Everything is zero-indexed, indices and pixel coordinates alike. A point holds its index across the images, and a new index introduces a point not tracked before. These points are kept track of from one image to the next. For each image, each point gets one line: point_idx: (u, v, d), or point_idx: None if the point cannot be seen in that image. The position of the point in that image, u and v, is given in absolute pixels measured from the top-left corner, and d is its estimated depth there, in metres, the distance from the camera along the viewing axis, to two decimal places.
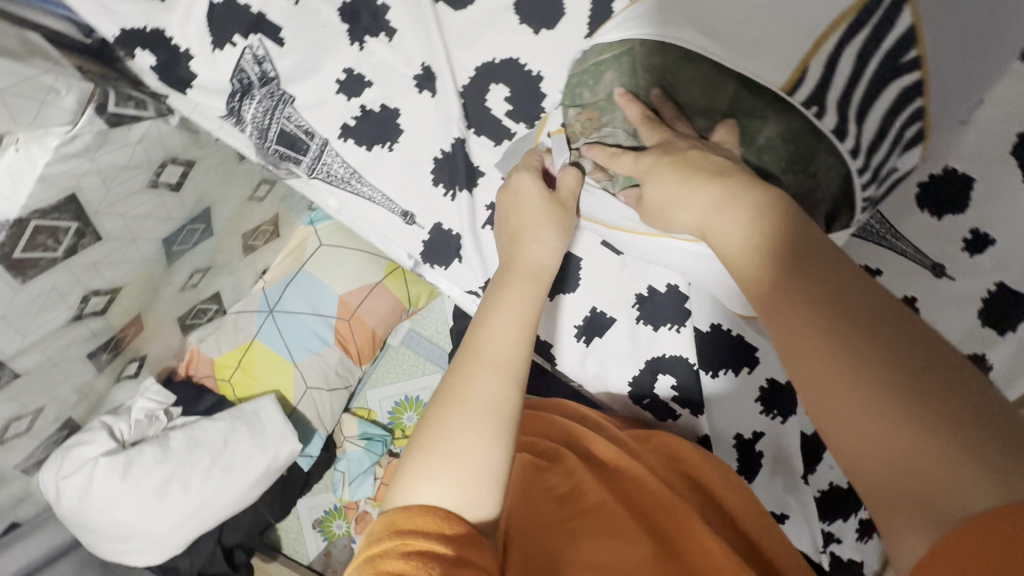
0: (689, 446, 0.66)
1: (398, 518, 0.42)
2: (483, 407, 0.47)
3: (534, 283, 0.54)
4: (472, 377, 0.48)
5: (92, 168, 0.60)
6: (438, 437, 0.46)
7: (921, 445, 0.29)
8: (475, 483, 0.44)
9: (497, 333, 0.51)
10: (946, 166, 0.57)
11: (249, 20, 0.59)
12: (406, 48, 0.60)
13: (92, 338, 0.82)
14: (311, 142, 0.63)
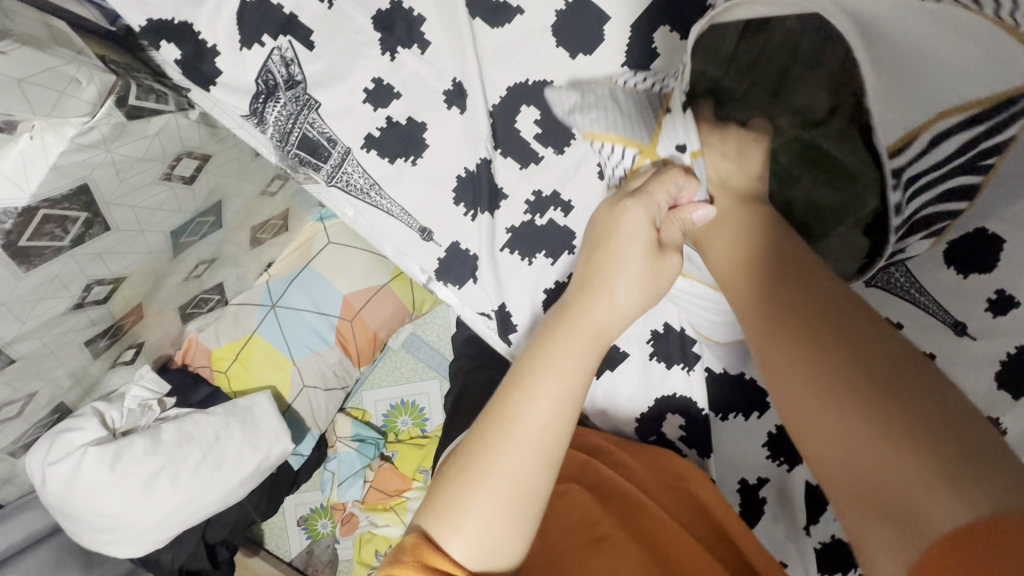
0: (699, 475, 0.64)
1: (426, 553, 0.42)
2: (505, 484, 0.44)
3: (599, 345, 0.48)
4: (499, 450, 0.44)
5: (107, 158, 0.59)
6: (469, 486, 0.44)
7: (882, 452, 0.34)
8: (499, 540, 0.44)
9: (538, 403, 0.45)
10: (980, 225, 0.54)
11: (280, 20, 0.58)
12: (438, 62, 0.59)
13: (91, 326, 0.81)
14: (333, 150, 0.61)
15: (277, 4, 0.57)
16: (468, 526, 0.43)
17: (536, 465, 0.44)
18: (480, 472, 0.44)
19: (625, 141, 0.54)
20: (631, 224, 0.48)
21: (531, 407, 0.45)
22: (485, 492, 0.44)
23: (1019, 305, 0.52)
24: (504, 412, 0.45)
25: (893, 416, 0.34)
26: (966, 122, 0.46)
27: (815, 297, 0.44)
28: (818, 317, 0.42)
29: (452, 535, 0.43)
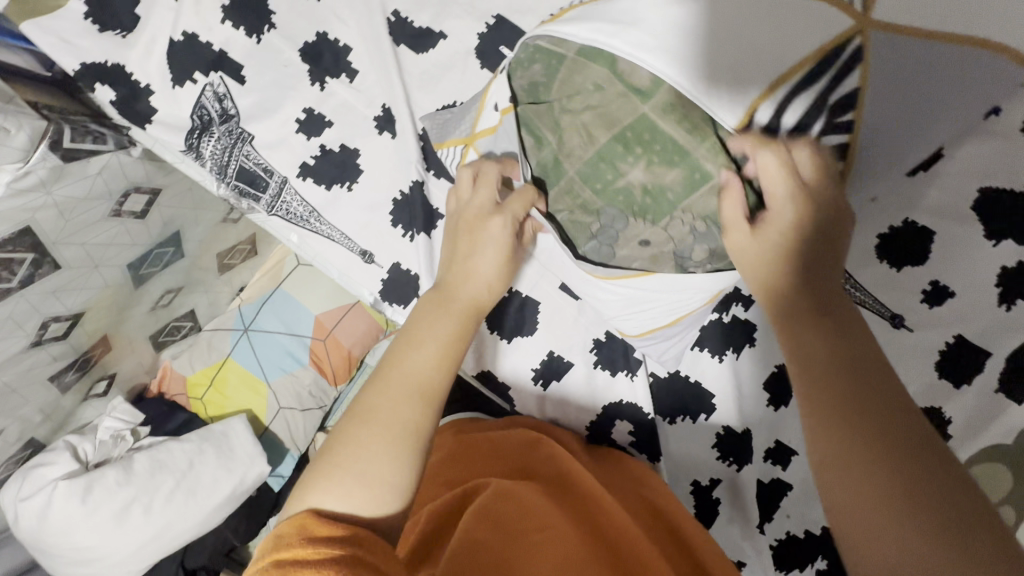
0: (636, 473, 0.65)
1: (311, 522, 0.39)
2: (394, 424, 0.45)
3: (472, 322, 0.53)
4: (387, 391, 0.47)
5: (49, 201, 0.61)
6: (354, 453, 0.44)
7: (902, 519, 0.34)
8: (384, 497, 0.43)
9: (421, 352, 0.49)
10: (907, 218, 0.57)
11: (210, 57, 0.59)
12: (367, 89, 0.61)
13: (53, 362, 0.82)
14: (270, 180, 0.62)
15: (206, 42, 0.59)
16: (352, 488, 0.42)
17: (417, 416, 0.46)
18: (359, 431, 0.45)
19: (455, 141, 0.58)
20: (496, 229, 0.53)
21: (402, 372, 0.48)
22: (363, 459, 0.43)
23: (953, 294, 0.55)
24: (392, 369, 0.48)
25: (920, 495, 0.34)
26: (806, 77, 0.41)
27: (852, 328, 0.42)
28: (853, 354, 0.40)
29: (336, 501, 0.41)
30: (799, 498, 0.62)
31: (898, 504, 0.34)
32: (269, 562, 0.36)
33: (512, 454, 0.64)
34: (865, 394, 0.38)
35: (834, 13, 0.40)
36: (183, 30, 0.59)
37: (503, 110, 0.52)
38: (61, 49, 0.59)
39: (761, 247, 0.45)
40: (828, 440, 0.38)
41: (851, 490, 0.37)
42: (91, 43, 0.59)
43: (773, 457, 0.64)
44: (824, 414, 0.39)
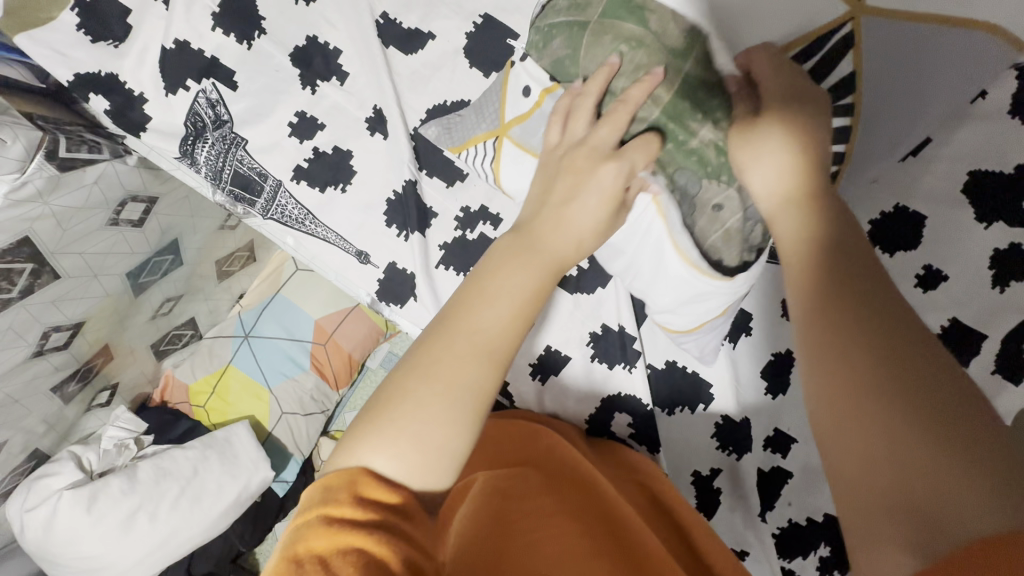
0: (630, 460, 0.66)
1: (360, 484, 0.38)
2: (452, 380, 0.41)
3: (554, 278, 0.47)
4: (443, 340, 0.43)
5: (46, 212, 0.62)
6: (411, 410, 0.40)
7: (917, 447, 0.27)
8: (436, 459, 0.40)
9: (488, 303, 0.44)
10: (898, 204, 0.53)
11: (202, 64, 0.60)
12: (358, 91, 0.61)
13: (56, 372, 0.82)
14: (265, 184, 0.63)
15: (198, 49, 0.60)
16: (399, 447, 0.39)
17: (483, 378, 0.42)
18: (417, 378, 0.41)
19: (484, 135, 0.56)
20: (610, 176, 0.47)
21: (471, 322, 0.43)
22: (421, 416, 0.40)
23: (948, 279, 0.50)
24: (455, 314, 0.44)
25: (938, 415, 0.28)
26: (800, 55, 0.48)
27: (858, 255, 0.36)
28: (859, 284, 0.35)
29: (379, 455, 0.39)
30: (798, 487, 0.61)
31: (918, 431, 0.27)
32: (317, 522, 0.36)
33: (507, 446, 0.64)
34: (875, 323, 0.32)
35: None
36: (175, 38, 0.60)
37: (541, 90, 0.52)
38: (55, 60, 0.59)
39: (785, 222, 0.41)
40: (831, 376, 0.33)
41: (862, 431, 0.30)
42: (85, 54, 0.60)
43: (771, 444, 0.63)
44: (831, 343, 0.33)
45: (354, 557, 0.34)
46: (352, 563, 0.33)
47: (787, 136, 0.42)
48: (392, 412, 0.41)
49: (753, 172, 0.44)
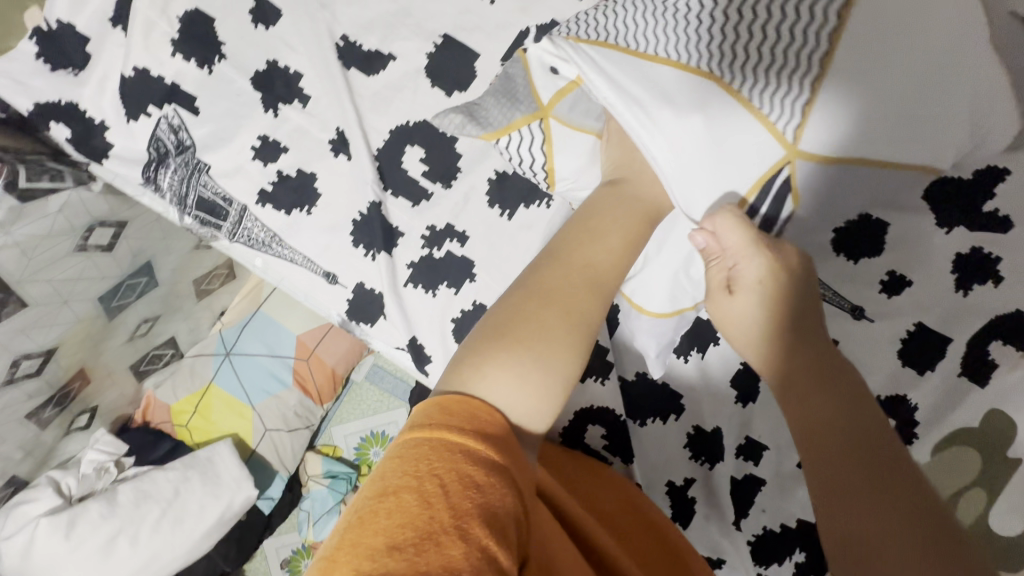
0: (601, 471, 0.66)
1: (468, 407, 0.36)
2: (572, 319, 0.43)
3: (647, 226, 0.49)
4: (562, 287, 0.44)
5: (9, 241, 0.64)
6: (528, 331, 0.42)
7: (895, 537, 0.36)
8: (544, 398, 0.41)
9: (592, 250, 0.47)
10: (864, 212, 0.55)
11: (162, 90, 0.60)
12: (321, 113, 0.61)
13: (29, 400, 0.82)
14: (230, 208, 0.63)
15: (158, 75, 0.60)
16: (523, 378, 0.40)
17: (592, 314, 0.44)
18: (537, 318, 0.42)
19: (525, 119, 0.56)
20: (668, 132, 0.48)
21: (571, 285, 0.44)
22: (538, 350, 0.41)
23: (909, 284, 0.56)
24: (567, 266, 0.45)
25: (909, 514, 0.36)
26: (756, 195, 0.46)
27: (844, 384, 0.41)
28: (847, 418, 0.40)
29: (494, 384, 0.39)
30: (774, 492, 0.64)
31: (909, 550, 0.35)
32: (434, 447, 0.33)
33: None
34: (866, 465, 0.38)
35: (770, 143, 0.44)
36: (134, 66, 0.59)
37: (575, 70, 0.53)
38: (13, 90, 0.59)
39: (741, 307, 0.44)
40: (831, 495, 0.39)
41: (868, 543, 0.36)
42: (44, 83, 0.60)
43: (744, 453, 0.66)
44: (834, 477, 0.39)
45: (474, 492, 0.31)
46: (471, 500, 0.31)
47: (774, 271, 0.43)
48: (512, 345, 0.41)
49: (737, 327, 0.45)
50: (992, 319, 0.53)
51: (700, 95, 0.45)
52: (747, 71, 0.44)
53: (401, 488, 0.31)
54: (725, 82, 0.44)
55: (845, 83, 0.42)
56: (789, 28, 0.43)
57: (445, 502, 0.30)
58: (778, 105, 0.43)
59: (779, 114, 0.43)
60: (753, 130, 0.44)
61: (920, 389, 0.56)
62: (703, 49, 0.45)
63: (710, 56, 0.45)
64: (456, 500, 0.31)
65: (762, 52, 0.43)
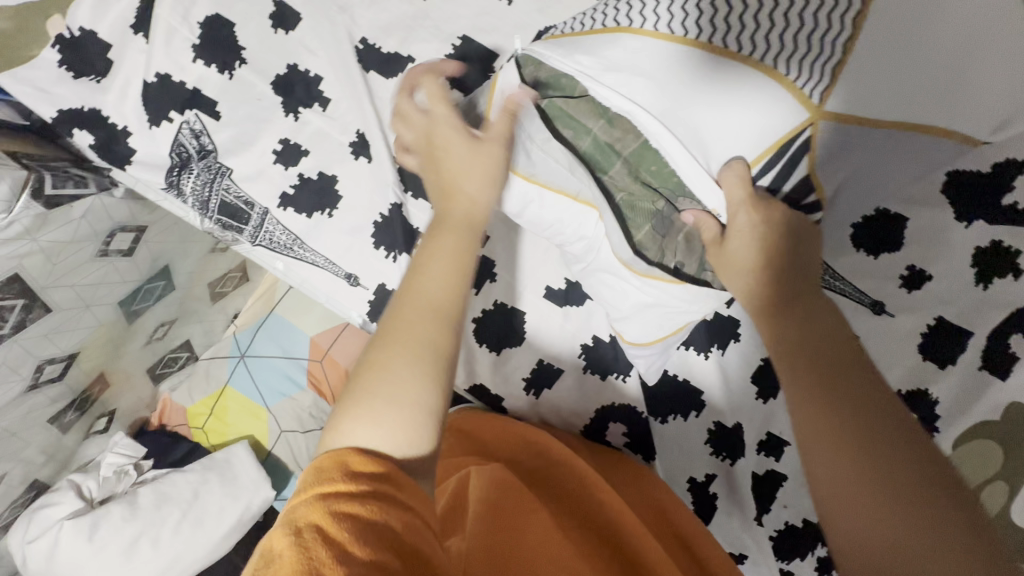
0: (636, 472, 0.67)
1: (336, 458, 0.39)
2: (415, 339, 0.45)
3: (468, 231, 0.50)
4: (404, 312, 0.46)
5: (34, 247, 0.62)
6: (376, 374, 0.43)
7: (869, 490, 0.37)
8: (413, 417, 0.42)
9: (435, 270, 0.48)
10: (878, 208, 0.55)
11: (184, 96, 0.60)
12: (341, 116, 0.62)
13: (53, 404, 0.83)
14: (252, 212, 0.63)
15: (179, 81, 0.60)
16: (378, 411, 0.42)
17: (437, 335, 0.45)
18: (383, 359, 0.44)
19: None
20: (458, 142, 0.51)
21: (412, 321, 0.45)
22: (386, 387, 0.43)
23: (931, 278, 0.55)
24: (406, 290, 0.47)
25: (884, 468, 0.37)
26: (770, 160, 0.46)
27: (832, 334, 0.44)
28: (834, 360, 0.42)
29: (353, 432, 0.41)
30: (793, 488, 0.64)
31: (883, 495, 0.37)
32: (312, 499, 0.36)
33: (517, 448, 0.65)
34: (856, 400, 0.40)
35: (790, 104, 0.44)
36: (156, 72, 0.60)
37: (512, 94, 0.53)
38: (37, 97, 0.60)
39: (742, 250, 0.47)
40: (814, 431, 0.40)
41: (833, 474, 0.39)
42: (67, 90, 0.60)
43: (765, 449, 0.65)
44: (814, 399, 0.41)
45: (356, 525, 0.35)
46: (350, 534, 0.34)
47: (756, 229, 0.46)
48: (366, 382, 0.43)
49: (733, 270, 0.48)
50: (1014, 311, 0.52)
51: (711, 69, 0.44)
52: (763, 44, 0.43)
53: (287, 539, 0.34)
54: (739, 56, 0.43)
55: (869, 57, 0.42)
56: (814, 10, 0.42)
57: (325, 543, 0.34)
58: (807, 70, 0.43)
59: (806, 79, 0.43)
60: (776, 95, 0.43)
61: (942, 383, 0.56)
62: (711, 26, 0.44)
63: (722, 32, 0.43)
64: (335, 536, 0.34)
65: (786, 21, 0.42)
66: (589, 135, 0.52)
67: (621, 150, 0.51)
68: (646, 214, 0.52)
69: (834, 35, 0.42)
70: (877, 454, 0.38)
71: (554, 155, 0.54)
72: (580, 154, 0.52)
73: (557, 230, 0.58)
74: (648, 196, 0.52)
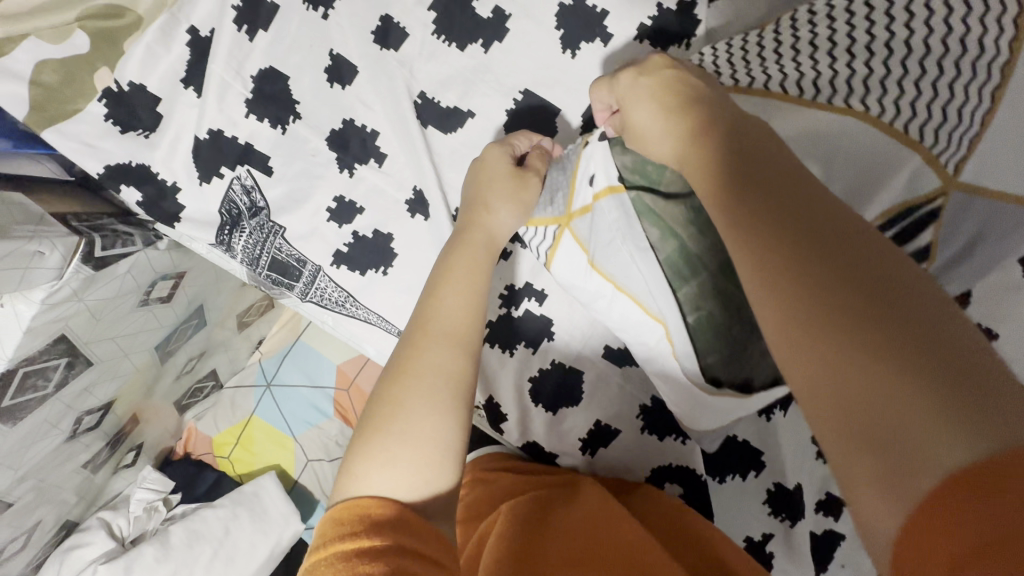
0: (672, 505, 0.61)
1: (352, 512, 0.40)
2: (432, 375, 0.46)
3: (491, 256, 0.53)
4: (424, 348, 0.47)
5: (80, 307, 0.59)
6: (392, 415, 0.44)
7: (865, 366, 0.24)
8: (431, 458, 0.43)
9: (448, 300, 0.50)
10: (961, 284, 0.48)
11: (236, 152, 0.58)
12: (397, 172, 0.59)
13: (88, 449, 0.81)
14: (304, 269, 0.61)
15: (232, 136, 0.58)
16: (393, 457, 0.42)
17: (456, 364, 0.47)
18: (399, 400, 0.45)
19: (547, 219, 0.56)
20: (505, 189, 0.54)
21: (424, 364, 0.47)
22: (400, 429, 0.44)
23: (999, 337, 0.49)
24: (424, 323, 0.49)
25: (876, 324, 0.24)
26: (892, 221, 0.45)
27: (787, 177, 0.31)
28: (790, 203, 0.30)
29: (370, 481, 0.42)
30: (850, 549, 0.64)
31: (889, 365, 0.23)
32: (333, 559, 0.37)
33: (539, 487, 0.61)
34: (829, 248, 0.27)
35: (928, 174, 0.43)
36: (208, 128, 0.58)
37: (605, 186, 0.50)
38: (84, 153, 0.58)
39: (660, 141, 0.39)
40: (780, 314, 0.27)
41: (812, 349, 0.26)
42: (115, 145, 0.58)
43: (823, 508, 0.65)
44: (768, 251, 0.28)
45: None
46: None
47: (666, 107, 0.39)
48: (381, 422, 0.44)
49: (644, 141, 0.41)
50: None
51: (841, 125, 0.44)
52: (895, 108, 0.43)
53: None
54: (880, 122, 0.43)
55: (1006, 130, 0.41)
56: (949, 82, 0.41)
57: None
58: (945, 140, 0.42)
59: (943, 147, 0.42)
60: (905, 161, 0.43)
61: None
62: (844, 87, 0.44)
63: (857, 95, 0.44)
64: None
65: (920, 90, 0.42)
66: (674, 241, 0.47)
67: (707, 264, 0.46)
68: (714, 340, 0.48)
69: (972, 105, 0.41)
70: (862, 313, 0.25)
71: (630, 258, 0.50)
72: (661, 262, 0.48)
73: (623, 328, 0.55)
74: (724, 324, 0.47)
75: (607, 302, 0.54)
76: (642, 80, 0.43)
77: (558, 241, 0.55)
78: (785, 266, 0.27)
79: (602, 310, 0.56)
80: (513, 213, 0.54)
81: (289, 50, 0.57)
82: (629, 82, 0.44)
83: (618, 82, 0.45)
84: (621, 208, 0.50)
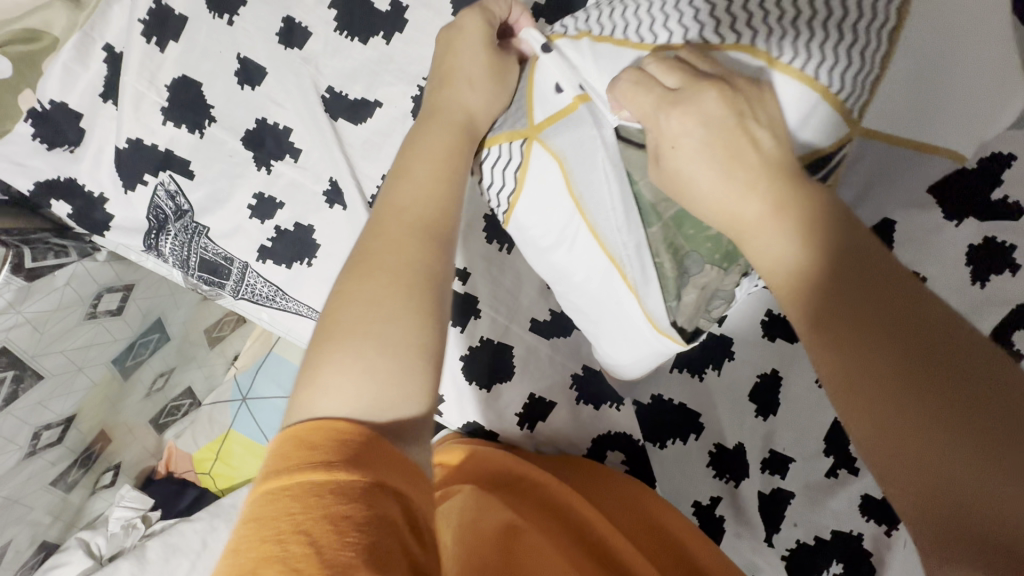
0: (617, 478, 0.62)
1: (308, 433, 0.32)
2: (410, 275, 0.40)
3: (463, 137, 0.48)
4: (397, 242, 0.41)
5: (19, 319, 0.66)
6: (366, 315, 0.38)
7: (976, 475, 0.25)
8: (410, 358, 0.37)
9: (422, 193, 0.44)
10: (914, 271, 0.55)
11: (157, 158, 0.61)
12: (313, 165, 0.62)
13: (54, 466, 0.83)
14: (232, 267, 0.63)
15: (151, 144, 0.61)
16: (370, 357, 0.36)
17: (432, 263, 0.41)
18: (365, 300, 0.38)
19: (510, 135, 0.47)
20: (478, 58, 0.48)
21: (399, 263, 0.40)
22: (369, 331, 0.37)
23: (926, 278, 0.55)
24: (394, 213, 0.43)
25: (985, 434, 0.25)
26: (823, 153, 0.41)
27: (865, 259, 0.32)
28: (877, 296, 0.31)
29: (338, 395, 0.35)
30: (803, 506, 0.62)
31: (983, 458, 0.25)
32: (297, 490, 0.29)
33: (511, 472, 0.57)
34: (897, 328, 0.29)
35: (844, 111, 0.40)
36: (127, 137, 0.61)
37: (575, 95, 0.45)
38: (14, 172, 0.61)
39: (695, 160, 0.37)
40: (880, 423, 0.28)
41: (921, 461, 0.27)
42: (41, 161, 0.61)
43: (770, 467, 0.64)
44: (866, 353, 0.29)
45: (354, 530, 0.28)
46: (353, 547, 0.28)
47: (709, 108, 0.37)
48: (348, 323, 0.38)
49: (686, 179, 0.37)
50: (1006, 311, 0.53)
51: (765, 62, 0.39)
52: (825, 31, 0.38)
53: (272, 552, 0.27)
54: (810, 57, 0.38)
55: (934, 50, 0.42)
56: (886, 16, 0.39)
57: (318, 557, 0.27)
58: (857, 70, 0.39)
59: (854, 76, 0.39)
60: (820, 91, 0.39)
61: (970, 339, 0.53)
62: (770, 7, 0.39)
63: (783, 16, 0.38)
64: (326, 544, 0.27)
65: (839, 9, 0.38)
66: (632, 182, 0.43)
67: (664, 213, 0.43)
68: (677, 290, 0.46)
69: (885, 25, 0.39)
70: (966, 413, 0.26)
71: (604, 184, 0.44)
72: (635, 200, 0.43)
73: (583, 289, 0.50)
74: (672, 275, 0.45)
75: (565, 248, 0.48)
76: (692, 101, 0.37)
77: (523, 178, 0.46)
78: (878, 366, 0.29)
79: (561, 263, 0.49)
80: (489, 99, 0.49)
81: (199, 58, 0.60)
82: (677, 127, 0.37)
83: (662, 116, 0.38)
84: (591, 122, 0.44)
